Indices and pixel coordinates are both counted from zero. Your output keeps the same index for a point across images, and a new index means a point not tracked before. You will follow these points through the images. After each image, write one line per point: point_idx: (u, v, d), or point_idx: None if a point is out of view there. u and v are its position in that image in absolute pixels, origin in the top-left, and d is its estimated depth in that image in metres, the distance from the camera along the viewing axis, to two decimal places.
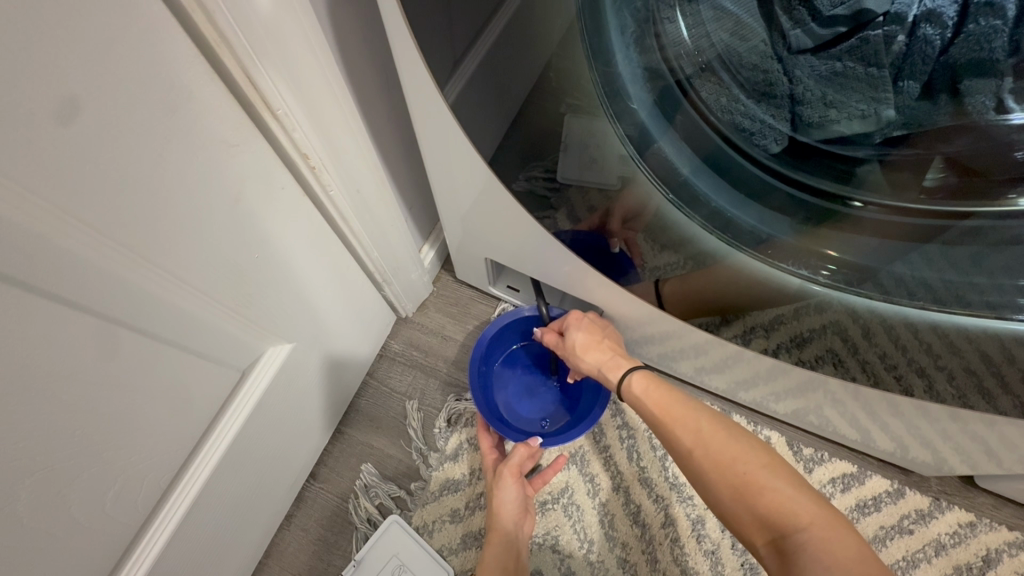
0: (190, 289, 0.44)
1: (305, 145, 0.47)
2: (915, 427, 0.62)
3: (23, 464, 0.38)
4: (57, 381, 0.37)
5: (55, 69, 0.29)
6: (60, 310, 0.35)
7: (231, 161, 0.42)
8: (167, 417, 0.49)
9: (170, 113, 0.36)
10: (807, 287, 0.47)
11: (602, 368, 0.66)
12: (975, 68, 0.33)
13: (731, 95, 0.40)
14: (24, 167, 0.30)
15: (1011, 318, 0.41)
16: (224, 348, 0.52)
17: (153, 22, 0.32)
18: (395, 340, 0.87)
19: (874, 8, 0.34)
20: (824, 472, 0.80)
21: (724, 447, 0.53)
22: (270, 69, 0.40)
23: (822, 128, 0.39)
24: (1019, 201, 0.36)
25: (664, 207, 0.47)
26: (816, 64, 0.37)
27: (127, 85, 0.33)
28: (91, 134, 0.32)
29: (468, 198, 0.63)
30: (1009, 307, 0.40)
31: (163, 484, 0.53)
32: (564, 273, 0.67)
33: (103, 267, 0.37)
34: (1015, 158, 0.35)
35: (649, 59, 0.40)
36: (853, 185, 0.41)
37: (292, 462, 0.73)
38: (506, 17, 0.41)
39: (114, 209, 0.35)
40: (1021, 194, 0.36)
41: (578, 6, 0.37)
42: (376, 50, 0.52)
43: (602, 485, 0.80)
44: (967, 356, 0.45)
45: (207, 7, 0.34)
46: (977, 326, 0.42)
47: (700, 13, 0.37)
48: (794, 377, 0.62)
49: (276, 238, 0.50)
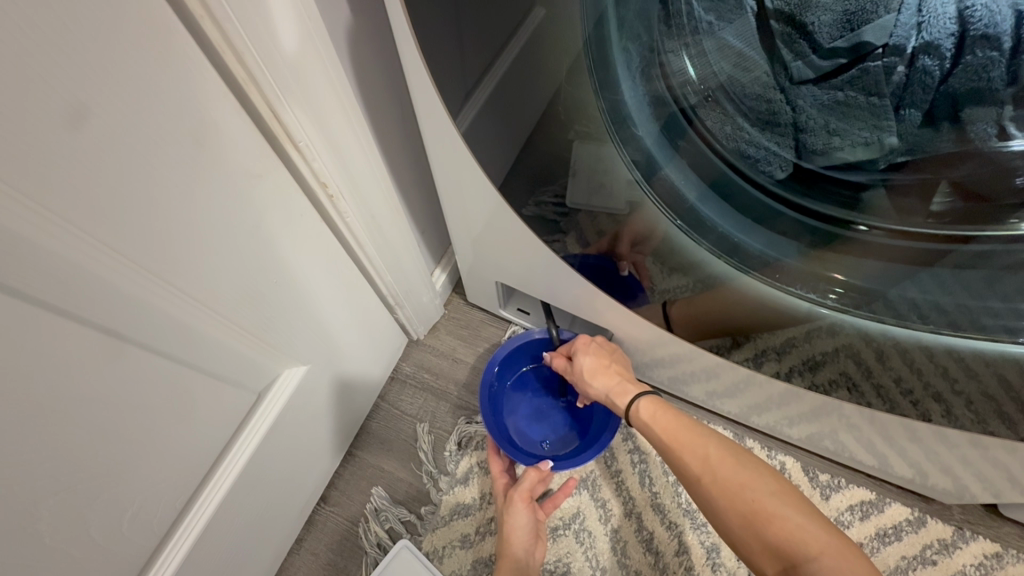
0: (209, 312, 0.46)
1: (323, 173, 0.49)
2: (934, 453, 0.61)
3: (42, 484, 0.39)
4: (82, 401, 0.39)
5: (95, 108, 0.31)
6: (85, 332, 0.37)
7: (253, 190, 0.43)
8: (183, 439, 0.50)
9: (199, 147, 0.38)
10: (817, 310, 0.47)
11: (611, 393, 0.66)
12: (975, 98, 0.34)
13: (735, 124, 0.41)
14: (61, 197, 0.32)
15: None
16: (240, 370, 0.53)
17: (187, 63, 0.34)
18: (406, 362, 0.88)
19: (872, 41, 0.35)
20: (841, 499, 0.78)
21: (732, 474, 0.52)
22: (292, 103, 0.42)
23: (826, 155, 0.40)
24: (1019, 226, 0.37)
25: (672, 231, 0.48)
26: (818, 93, 0.38)
27: (160, 122, 0.35)
28: (120, 166, 0.34)
29: (479, 222, 0.64)
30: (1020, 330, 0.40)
31: (179, 506, 0.54)
32: (574, 296, 0.67)
33: (130, 291, 0.38)
34: (1016, 183, 0.36)
35: (653, 88, 0.41)
36: (858, 210, 0.41)
37: (304, 484, 0.73)
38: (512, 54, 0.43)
39: (142, 236, 0.37)
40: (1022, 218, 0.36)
41: (585, 42, 0.39)
42: (391, 82, 0.54)
43: (613, 511, 0.78)
44: (984, 381, 0.45)
45: (237, 49, 0.37)
46: (989, 348, 0.42)
47: (703, 46, 0.39)
48: (808, 401, 0.62)
49: (291, 264, 0.51)
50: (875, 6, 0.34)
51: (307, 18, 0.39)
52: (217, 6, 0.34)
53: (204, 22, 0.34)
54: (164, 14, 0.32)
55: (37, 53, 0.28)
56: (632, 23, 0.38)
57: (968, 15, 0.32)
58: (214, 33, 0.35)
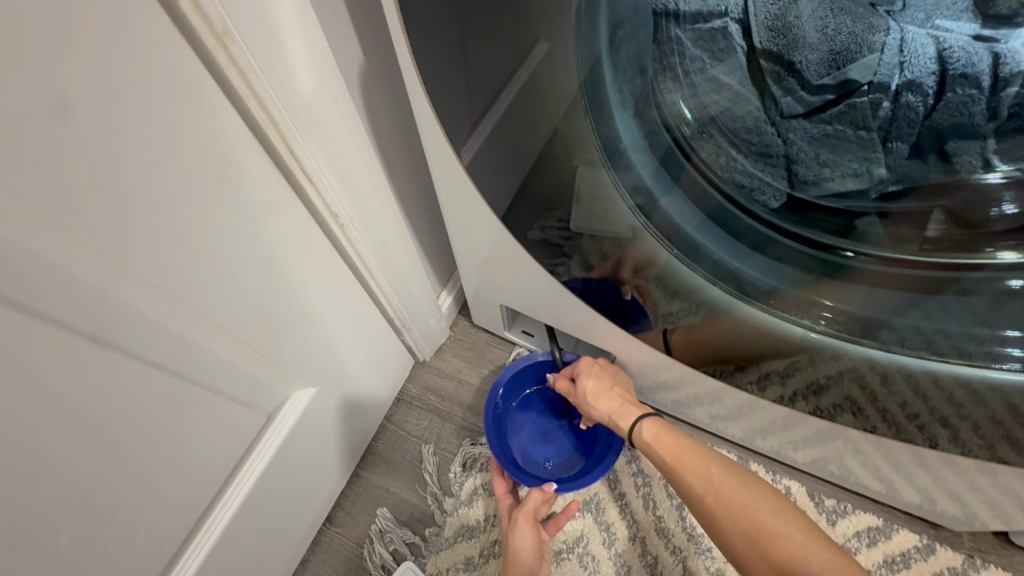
0: (225, 335, 0.47)
1: (335, 205, 0.51)
2: (941, 478, 0.61)
3: (62, 502, 0.41)
4: (103, 422, 0.40)
5: (128, 150, 0.33)
6: (112, 357, 0.39)
7: (270, 219, 0.45)
8: (194, 460, 0.51)
9: (222, 182, 0.40)
10: (809, 336, 0.48)
11: (614, 416, 0.66)
12: (959, 132, 0.36)
13: (728, 155, 0.43)
14: (94, 232, 0.34)
15: (1008, 366, 0.42)
16: (252, 392, 0.54)
17: (212, 107, 0.37)
18: (412, 384, 0.89)
19: (858, 78, 0.37)
20: (848, 525, 0.77)
21: (735, 494, 0.53)
22: (307, 140, 0.45)
23: (817, 185, 0.41)
24: (997, 255, 0.38)
25: (670, 259, 0.49)
26: (808, 127, 0.39)
27: (187, 160, 0.37)
28: (150, 202, 0.36)
29: (483, 248, 0.66)
30: (1003, 356, 0.41)
31: (189, 525, 0.55)
32: (577, 320, 0.68)
33: (154, 318, 0.40)
34: (991, 215, 0.38)
35: (647, 121, 0.43)
36: (851, 237, 0.42)
37: (310, 505, 0.74)
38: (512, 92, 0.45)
39: (166, 266, 0.39)
40: (999, 248, 0.38)
41: (581, 86, 0.42)
42: (399, 116, 0.57)
43: (617, 535, 0.78)
44: (991, 405, 0.45)
45: (257, 92, 0.39)
46: (975, 375, 0.43)
47: (696, 84, 0.41)
48: (812, 426, 0.62)
49: (303, 288, 0.53)
50: (859, 47, 0.36)
51: (322, 61, 0.42)
52: (240, 55, 0.36)
53: (229, 71, 0.37)
54: (192, 64, 0.34)
55: (77, 102, 0.30)
56: (625, 67, 0.40)
57: (948, 56, 0.34)
58: (238, 80, 0.38)
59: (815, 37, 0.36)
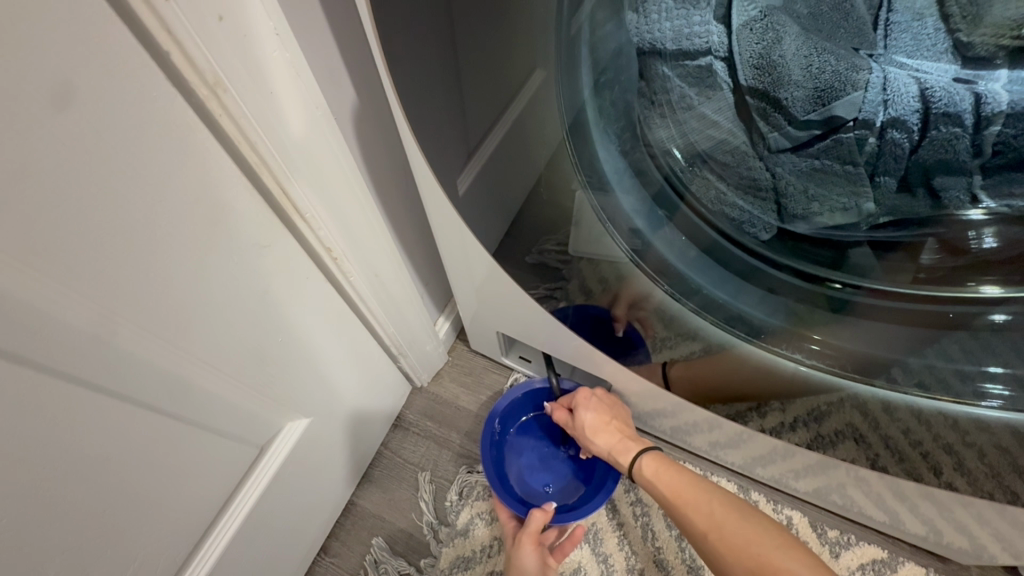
0: (218, 371, 0.48)
1: (328, 239, 0.52)
2: (947, 511, 0.59)
3: (51, 542, 0.41)
4: (94, 461, 0.41)
5: (121, 197, 0.34)
6: (103, 398, 0.39)
7: (262, 257, 0.46)
8: (186, 495, 0.51)
9: (214, 223, 0.40)
10: (800, 371, 0.48)
11: (613, 452, 0.66)
12: (945, 168, 0.36)
13: (717, 188, 0.43)
14: (86, 278, 0.35)
15: (990, 404, 0.42)
16: (246, 425, 0.54)
17: (205, 151, 0.38)
18: (410, 410, 0.88)
19: (843, 115, 0.37)
20: (852, 557, 0.75)
21: (738, 529, 0.52)
22: (300, 179, 0.45)
23: (807, 219, 0.41)
24: (980, 289, 0.38)
25: (666, 300, 0.50)
26: (796, 161, 0.40)
27: (180, 204, 0.38)
28: (142, 247, 0.37)
29: (479, 277, 0.67)
30: (984, 394, 0.41)
31: (180, 559, 0.54)
32: (572, 348, 0.68)
33: (146, 357, 0.40)
34: (972, 248, 0.37)
35: (633, 157, 0.44)
36: (841, 269, 0.42)
37: (305, 535, 0.73)
38: (502, 130, 0.46)
39: (160, 305, 0.40)
40: (982, 282, 0.38)
41: (569, 128, 0.43)
42: (393, 150, 0.58)
43: (616, 567, 0.77)
44: (996, 434, 0.43)
45: (251, 141, 0.40)
46: (956, 411, 0.43)
47: (682, 119, 0.41)
48: (813, 456, 0.61)
49: (298, 321, 0.54)
50: (843, 84, 0.36)
51: (314, 103, 0.43)
52: (231, 103, 0.37)
53: (222, 119, 0.38)
54: (185, 115, 0.35)
55: (71, 156, 0.31)
56: (609, 109, 0.42)
57: (930, 95, 0.34)
58: (231, 129, 0.39)
59: (799, 74, 0.37)
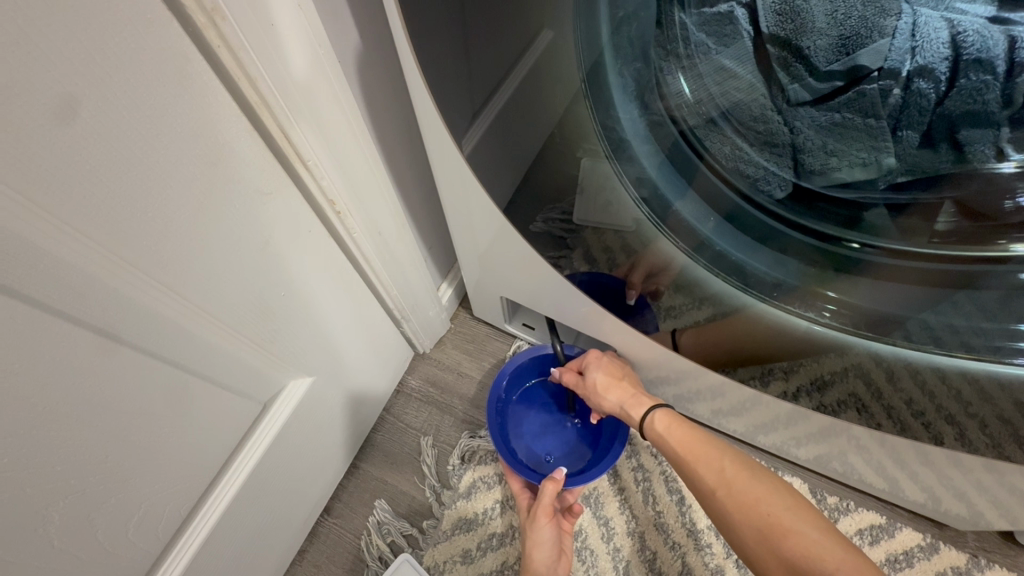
0: (217, 324, 0.47)
1: (331, 191, 0.51)
2: (947, 478, 0.60)
3: (55, 487, 0.41)
4: (93, 408, 0.40)
5: (114, 128, 0.33)
6: (101, 343, 0.38)
7: (264, 208, 0.45)
8: (189, 447, 0.51)
9: (212, 165, 0.39)
10: (812, 330, 0.47)
11: (625, 405, 0.67)
12: (971, 119, 0.35)
13: (734, 144, 0.42)
14: (80, 213, 0.33)
15: (987, 363, 0.41)
16: (246, 380, 0.54)
17: (203, 88, 0.36)
18: (412, 376, 0.88)
19: (867, 64, 0.36)
20: (850, 523, 0.77)
21: (747, 488, 0.52)
22: (303, 124, 0.44)
23: (824, 174, 0.40)
24: (1010, 247, 0.37)
25: (690, 266, 0.48)
26: (815, 115, 0.38)
27: (177, 143, 0.36)
28: (141, 185, 0.36)
29: (484, 239, 0.66)
30: (990, 351, 0.40)
31: (183, 513, 0.55)
32: (578, 313, 0.68)
33: (143, 303, 0.40)
34: (1004, 208, 0.36)
35: (650, 109, 0.42)
36: (857, 228, 0.41)
37: (308, 495, 0.74)
38: (510, 88, 0.45)
39: (158, 250, 0.39)
40: (1013, 240, 0.37)
41: (584, 82, 0.41)
42: (395, 103, 0.56)
43: (616, 530, 0.78)
44: (999, 405, 0.43)
45: (250, 74, 0.38)
46: (955, 372, 0.43)
47: (699, 69, 0.40)
48: (815, 422, 0.61)
49: (300, 280, 0.53)
50: (870, 31, 0.35)
51: (317, 44, 0.41)
52: (231, 34, 0.36)
53: (220, 50, 0.36)
54: (184, 44, 0.34)
55: (62, 83, 0.29)
56: (625, 48, 0.39)
57: (961, 40, 0.33)
58: (229, 60, 0.37)
59: (823, 22, 0.35)
